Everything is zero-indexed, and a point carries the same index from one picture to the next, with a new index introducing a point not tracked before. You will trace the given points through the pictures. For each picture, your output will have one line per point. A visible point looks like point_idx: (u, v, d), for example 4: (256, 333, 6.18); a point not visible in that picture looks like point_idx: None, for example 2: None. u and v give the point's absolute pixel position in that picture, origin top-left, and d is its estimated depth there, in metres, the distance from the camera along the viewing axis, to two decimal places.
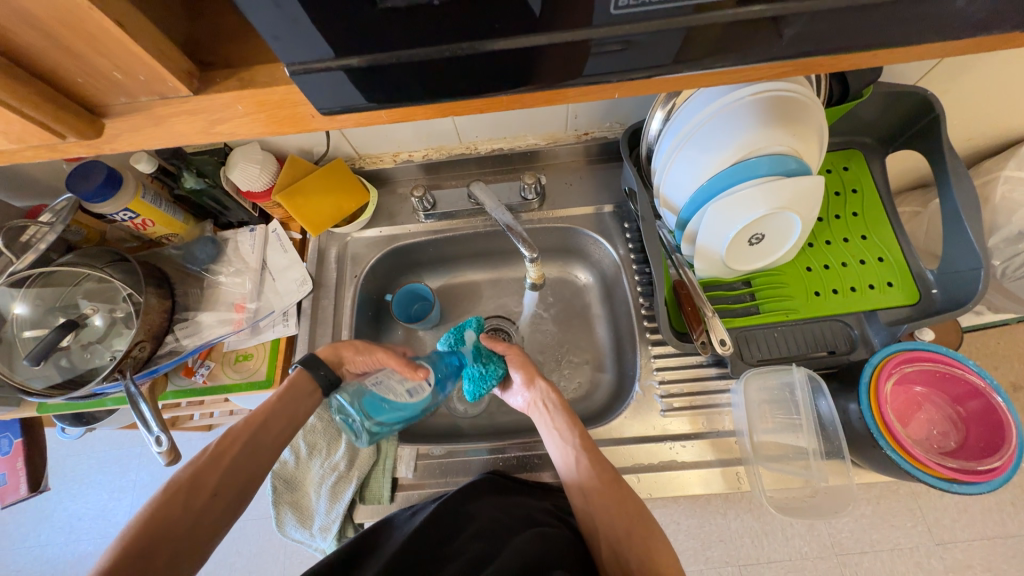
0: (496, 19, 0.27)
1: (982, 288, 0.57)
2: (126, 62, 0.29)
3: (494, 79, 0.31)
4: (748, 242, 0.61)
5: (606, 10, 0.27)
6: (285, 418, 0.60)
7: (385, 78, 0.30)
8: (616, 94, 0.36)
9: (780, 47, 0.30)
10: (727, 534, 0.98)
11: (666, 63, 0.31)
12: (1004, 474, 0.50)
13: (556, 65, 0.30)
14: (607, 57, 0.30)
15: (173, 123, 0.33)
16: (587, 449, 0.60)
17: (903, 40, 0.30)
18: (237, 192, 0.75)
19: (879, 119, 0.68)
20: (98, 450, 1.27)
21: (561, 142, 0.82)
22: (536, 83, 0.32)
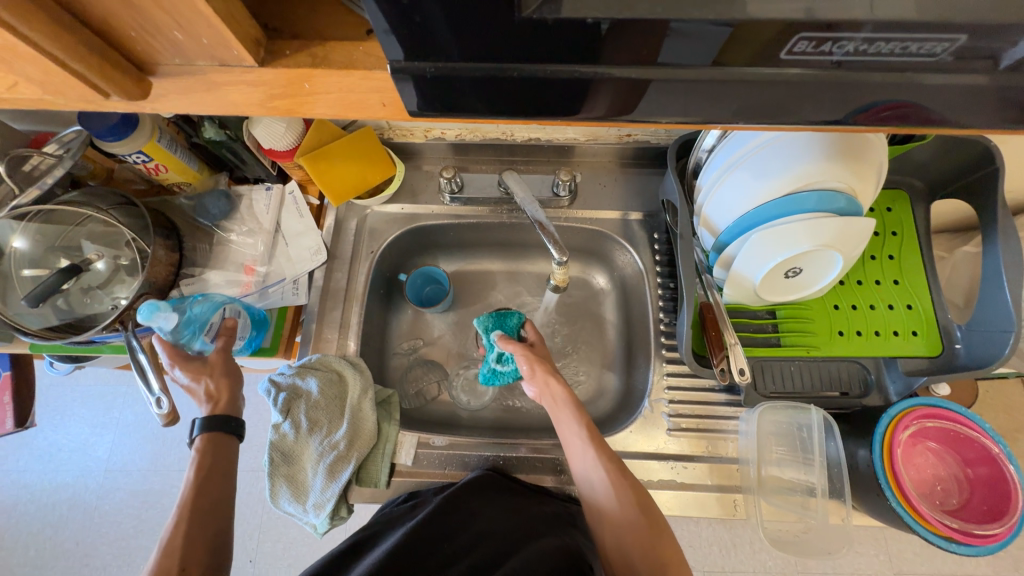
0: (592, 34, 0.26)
1: (1009, 353, 0.57)
2: (189, 23, 0.28)
3: (577, 93, 0.30)
4: (783, 274, 0.60)
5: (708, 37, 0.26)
6: (219, 484, 0.55)
7: (473, 85, 0.29)
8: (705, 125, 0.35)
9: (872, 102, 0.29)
10: (696, 540, 1.01)
11: (752, 102, 0.30)
12: (1002, 540, 0.51)
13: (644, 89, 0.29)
14: (699, 86, 0.29)
15: (226, 91, 0.32)
16: (597, 444, 0.59)
17: (995, 114, 0.29)
18: (258, 148, 0.71)
19: (933, 162, 0.67)
20: (85, 384, 1.26)
21: (600, 140, 0.79)
22: (617, 100, 0.31)
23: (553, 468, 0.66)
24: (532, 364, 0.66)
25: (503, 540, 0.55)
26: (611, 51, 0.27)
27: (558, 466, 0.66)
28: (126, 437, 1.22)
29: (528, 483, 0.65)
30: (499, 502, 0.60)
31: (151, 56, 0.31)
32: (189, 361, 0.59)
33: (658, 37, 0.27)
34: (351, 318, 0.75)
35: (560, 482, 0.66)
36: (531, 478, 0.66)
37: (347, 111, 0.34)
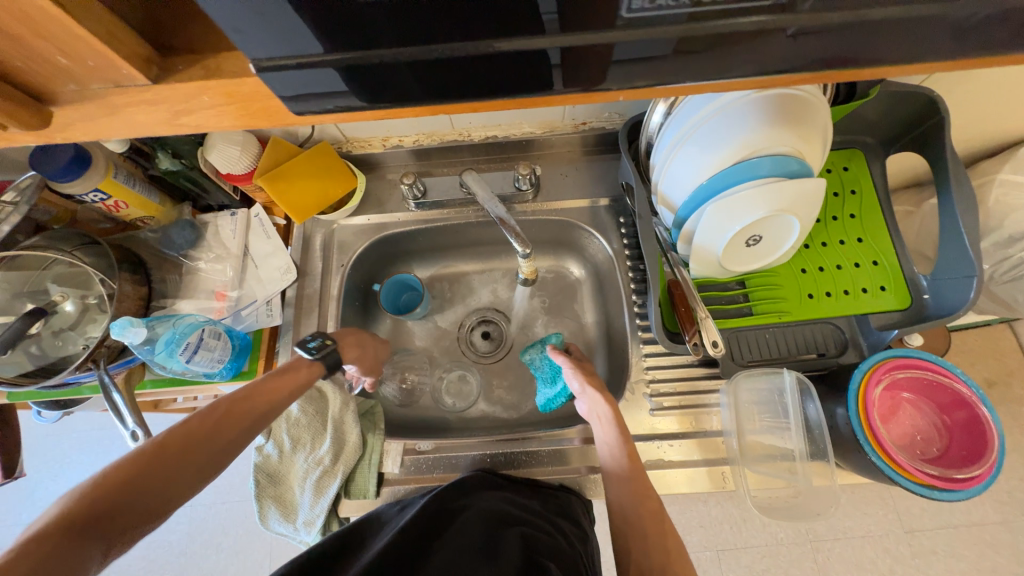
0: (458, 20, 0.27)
1: (974, 296, 0.57)
2: (70, 47, 0.29)
3: (471, 80, 0.31)
4: (744, 243, 0.60)
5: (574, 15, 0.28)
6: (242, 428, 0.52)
7: (371, 79, 0.30)
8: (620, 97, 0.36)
9: (749, 57, 0.30)
10: (707, 520, 1.03)
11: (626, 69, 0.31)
12: (981, 483, 0.51)
13: (528, 69, 0.31)
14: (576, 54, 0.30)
15: (128, 112, 0.34)
16: (645, 488, 0.58)
17: (880, 54, 0.31)
18: (217, 174, 0.71)
19: (882, 120, 0.68)
20: (78, 429, 1.25)
21: (557, 131, 0.79)
22: (492, 72, 0.31)
23: (542, 460, 0.67)
24: (580, 378, 0.66)
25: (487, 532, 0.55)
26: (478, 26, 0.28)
27: (546, 457, 0.67)
28: None
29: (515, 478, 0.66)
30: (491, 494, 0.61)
31: (47, 86, 0.33)
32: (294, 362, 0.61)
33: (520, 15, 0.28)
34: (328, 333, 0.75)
35: (552, 472, 0.67)
36: (519, 472, 0.67)
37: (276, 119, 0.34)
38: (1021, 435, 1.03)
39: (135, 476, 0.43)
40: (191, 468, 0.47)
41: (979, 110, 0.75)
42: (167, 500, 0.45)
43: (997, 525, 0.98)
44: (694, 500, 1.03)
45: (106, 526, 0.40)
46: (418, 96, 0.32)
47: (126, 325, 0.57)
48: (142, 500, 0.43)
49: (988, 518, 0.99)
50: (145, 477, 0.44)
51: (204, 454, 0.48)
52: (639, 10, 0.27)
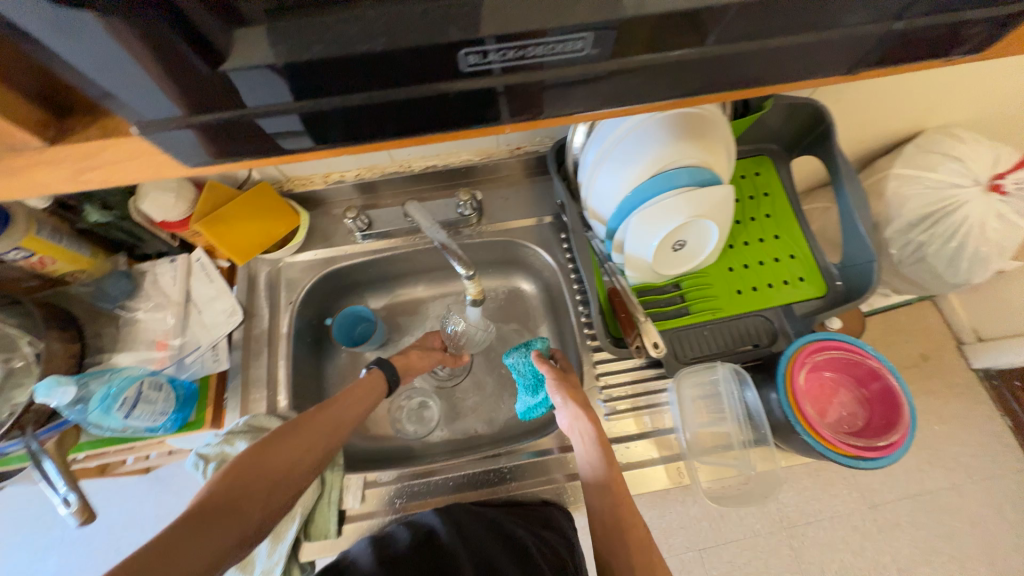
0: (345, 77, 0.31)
1: (876, 279, 0.64)
2: None
3: (380, 122, 0.36)
4: (671, 249, 0.65)
5: (458, 68, 0.32)
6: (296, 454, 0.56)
7: (284, 127, 0.34)
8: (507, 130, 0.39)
9: None
10: (686, 521, 0.95)
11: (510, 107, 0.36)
12: (898, 448, 0.56)
13: (421, 112, 0.35)
14: (454, 99, 0.34)
15: (31, 174, 0.34)
16: (626, 505, 0.58)
17: (728, 78, 0.35)
18: (151, 223, 0.71)
19: (783, 128, 0.75)
20: (14, 508, 1.14)
21: (495, 157, 0.83)
22: (388, 117, 0.35)
23: (515, 475, 0.68)
24: (563, 393, 0.65)
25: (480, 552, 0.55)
26: (356, 81, 0.32)
27: (513, 473, 0.68)
28: (74, 554, 1.11)
29: (506, 497, 0.67)
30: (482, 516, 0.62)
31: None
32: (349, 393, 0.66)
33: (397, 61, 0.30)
34: (279, 372, 0.74)
35: (538, 486, 0.68)
36: (496, 491, 0.67)
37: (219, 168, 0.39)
38: (956, 402, 1.08)
39: (234, 487, 0.51)
40: (284, 490, 0.54)
41: (865, 114, 0.84)
42: (242, 519, 0.50)
43: (948, 490, 0.99)
44: (672, 502, 0.94)
45: (192, 541, 0.45)
46: (332, 135, 0.36)
47: (51, 385, 0.55)
48: (221, 518, 0.48)
49: (951, 482, 1.00)
50: (222, 498, 0.50)
51: (266, 472, 0.53)
52: (476, 65, 0.32)
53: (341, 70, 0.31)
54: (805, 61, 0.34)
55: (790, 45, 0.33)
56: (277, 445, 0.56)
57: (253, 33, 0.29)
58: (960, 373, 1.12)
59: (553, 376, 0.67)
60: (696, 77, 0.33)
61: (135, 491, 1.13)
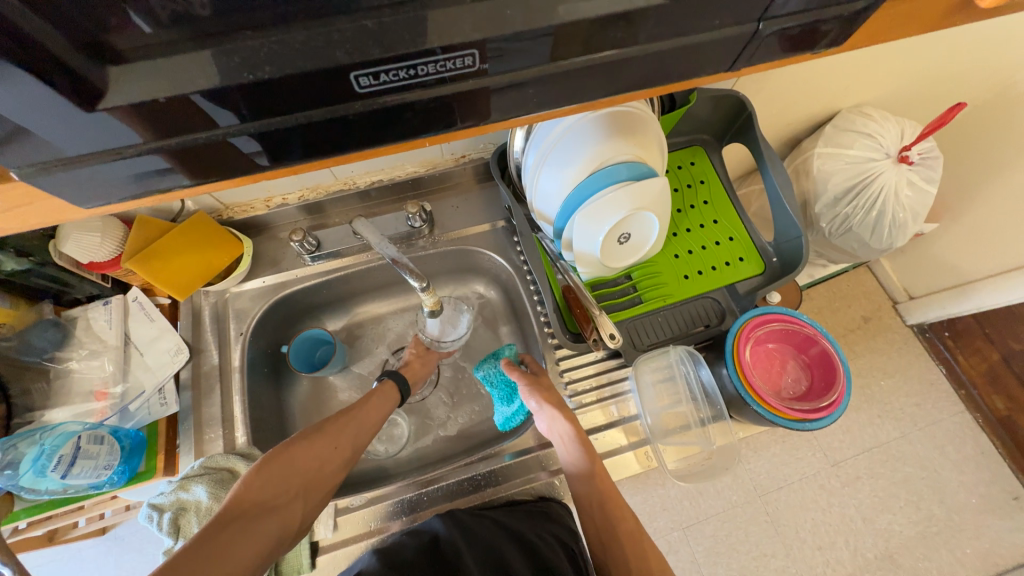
0: (241, 102, 0.29)
1: (805, 253, 0.69)
2: None
3: (290, 146, 0.33)
4: (617, 241, 0.68)
5: (354, 89, 0.30)
6: (319, 460, 0.57)
7: (178, 163, 0.31)
8: (426, 143, 0.38)
9: (537, 102, 0.34)
10: (669, 502, 0.98)
11: (427, 122, 0.33)
12: (838, 406, 0.60)
13: (334, 134, 0.32)
14: (362, 120, 0.32)
15: None
16: (613, 498, 0.60)
17: (649, 81, 0.35)
18: (76, 266, 0.66)
19: (710, 119, 0.79)
20: None
21: (441, 166, 0.83)
22: (296, 141, 0.32)
23: (492, 480, 0.68)
24: (536, 396, 0.66)
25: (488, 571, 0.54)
26: (248, 111, 0.29)
27: (488, 480, 0.68)
28: None
29: (493, 501, 0.67)
30: (484, 528, 0.60)
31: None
32: (372, 399, 0.67)
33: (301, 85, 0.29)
34: (234, 408, 0.71)
35: (520, 487, 0.68)
36: (473, 498, 0.67)
37: (125, 205, 0.35)
38: (898, 356, 1.17)
39: (270, 484, 0.53)
40: (314, 490, 0.56)
41: (784, 100, 0.90)
42: (268, 524, 0.50)
43: (899, 439, 1.07)
44: (653, 486, 0.97)
45: (227, 542, 0.46)
46: (243, 165, 0.33)
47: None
48: (252, 522, 0.49)
49: (898, 434, 1.08)
50: (250, 504, 0.51)
51: (292, 478, 0.54)
52: (372, 85, 0.30)
53: (233, 100, 0.29)
54: (715, 60, 0.35)
55: (700, 45, 0.33)
56: (301, 450, 0.57)
57: (129, 70, 0.27)
58: (898, 329, 1.21)
59: (525, 382, 0.68)
60: (607, 83, 0.34)
61: (93, 554, 1.05)
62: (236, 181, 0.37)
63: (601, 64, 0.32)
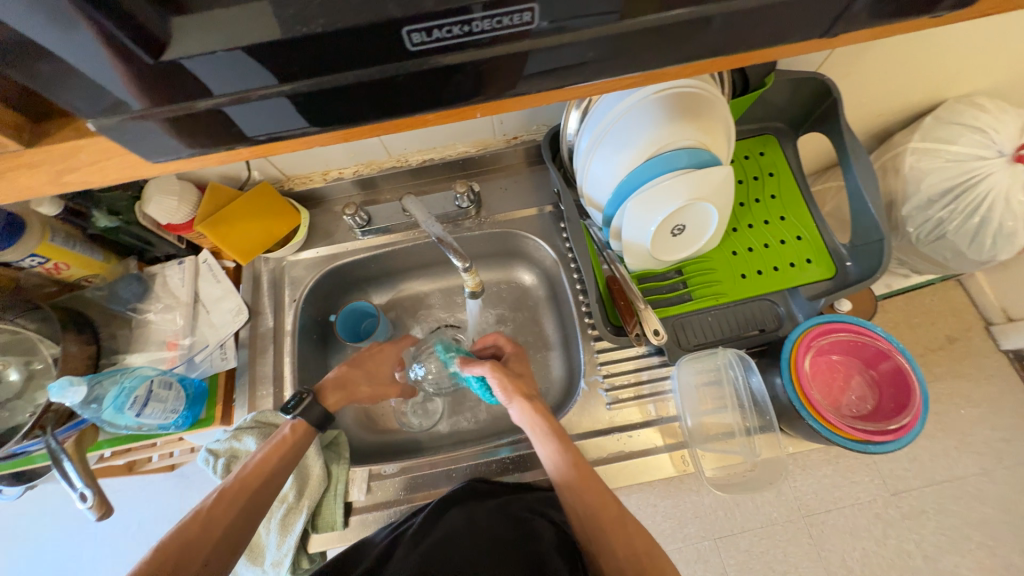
0: (295, 60, 0.28)
1: (885, 258, 0.61)
2: None
3: (341, 109, 0.32)
4: (670, 233, 0.64)
5: (405, 47, 0.29)
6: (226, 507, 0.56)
7: (239, 122, 0.32)
8: (478, 114, 0.36)
9: (602, 69, 0.32)
10: (702, 510, 0.93)
11: (484, 86, 0.32)
12: (910, 431, 0.54)
13: (385, 99, 0.32)
14: (414, 81, 0.31)
15: (15, 177, 0.34)
16: (596, 489, 0.57)
17: (729, 48, 0.32)
18: (157, 227, 0.72)
19: (789, 105, 0.72)
20: (45, 507, 1.19)
21: (492, 147, 0.82)
22: (348, 103, 0.32)
23: (515, 467, 0.68)
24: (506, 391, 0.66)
25: (482, 561, 0.57)
26: (300, 69, 0.29)
27: (515, 465, 0.68)
28: (104, 549, 1.15)
29: (518, 485, 0.67)
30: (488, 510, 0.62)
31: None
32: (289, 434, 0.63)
33: (358, 39, 0.28)
34: (284, 369, 0.75)
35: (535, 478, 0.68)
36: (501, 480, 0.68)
37: (191, 162, 0.36)
38: (987, 386, 1.04)
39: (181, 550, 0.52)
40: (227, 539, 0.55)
41: (877, 86, 0.80)
42: None
43: (978, 476, 0.96)
44: (686, 492, 0.93)
45: None
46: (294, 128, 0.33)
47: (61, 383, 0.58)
48: None
49: (972, 471, 0.97)
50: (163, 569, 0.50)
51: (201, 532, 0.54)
52: (421, 44, 0.29)
53: (287, 57, 0.28)
54: (810, 21, 0.31)
55: (792, 3, 0.30)
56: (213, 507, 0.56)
57: (192, 20, 0.26)
58: (989, 355, 1.07)
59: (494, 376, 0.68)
60: (683, 46, 0.31)
61: (161, 487, 1.18)
62: (294, 147, 0.37)
63: (676, 25, 0.30)
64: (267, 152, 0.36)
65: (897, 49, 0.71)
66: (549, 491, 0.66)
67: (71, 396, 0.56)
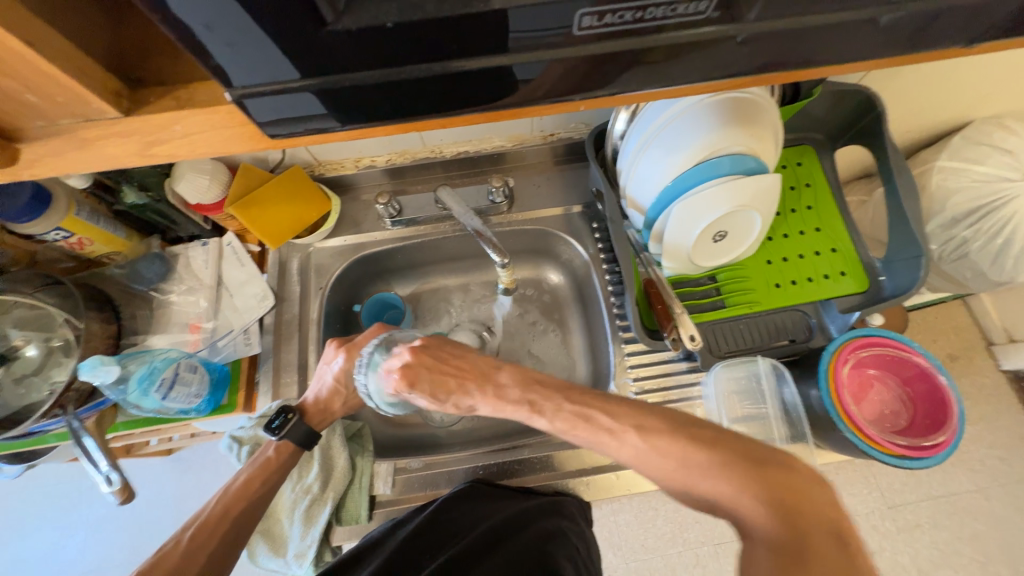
0: (453, 40, 0.28)
1: (923, 275, 0.60)
2: (39, 84, 0.29)
3: (449, 99, 0.31)
4: (711, 239, 0.64)
5: (567, 28, 0.28)
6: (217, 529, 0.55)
7: (357, 103, 0.30)
8: (581, 108, 0.36)
9: (705, 70, 0.32)
10: (703, 516, 0.99)
11: (574, 79, 0.31)
12: (946, 448, 0.55)
13: (437, 95, 0.30)
14: (464, 80, 0.30)
15: (98, 145, 0.33)
16: (633, 417, 0.49)
17: (820, 58, 0.32)
18: (185, 205, 0.70)
19: (829, 116, 0.72)
20: (40, 486, 1.16)
21: (527, 143, 0.82)
22: (391, 99, 0.30)
23: (534, 468, 0.67)
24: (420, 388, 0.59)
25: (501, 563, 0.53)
26: (460, 47, 0.28)
27: (540, 464, 0.67)
28: (98, 532, 1.13)
29: (539, 488, 0.66)
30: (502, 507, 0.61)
31: (13, 122, 0.32)
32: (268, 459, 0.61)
33: (507, 19, 0.27)
34: (309, 358, 0.74)
35: (545, 480, 0.67)
36: (526, 480, 0.67)
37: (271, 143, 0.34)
38: (984, 404, 1.06)
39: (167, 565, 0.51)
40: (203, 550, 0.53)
41: (912, 104, 0.80)
42: None
43: (972, 493, 1.00)
44: None
45: None
46: (410, 111, 0.32)
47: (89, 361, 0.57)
48: None
49: (965, 488, 1.00)
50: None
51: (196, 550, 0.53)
52: (590, 29, 0.28)
53: (443, 33, 0.27)
54: (920, 39, 0.31)
55: (917, 15, 0.29)
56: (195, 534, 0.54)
57: None
58: (987, 374, 1.09)
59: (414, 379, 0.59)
60: (795, 50, 0.31)
61: (161, 471, 1.16)
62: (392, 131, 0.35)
63: (790, 31, 0.29)
64: (364, 135, 0.35)
65: (940, 67, 0.70)
66: (550, 499, 0.62)
67: (102, 374, 0.56)
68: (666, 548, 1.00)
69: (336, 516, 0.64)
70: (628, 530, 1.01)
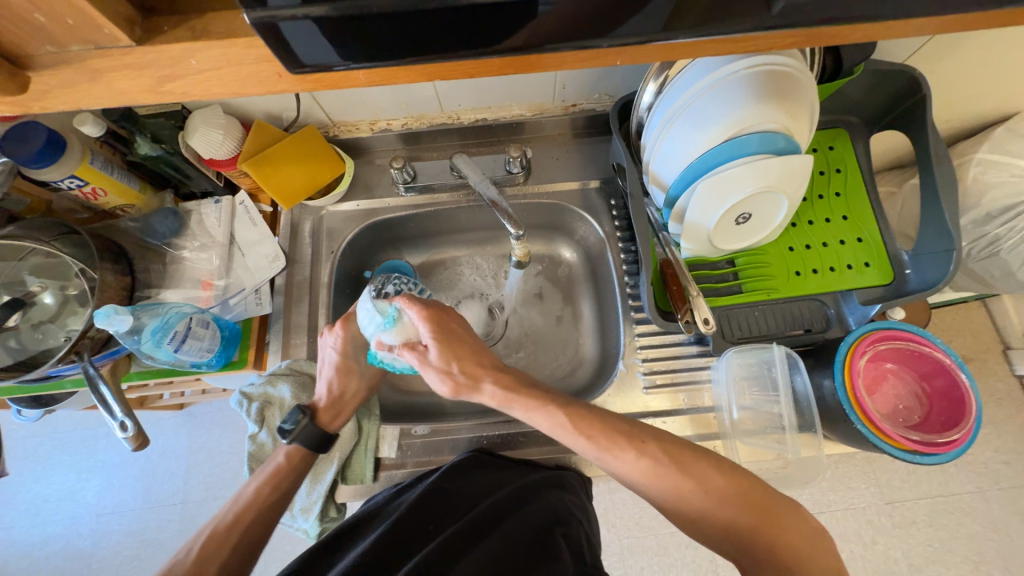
0: None
1: (953, 269, 0.58)
2: (50, 4, 0.28)
3: (471, 36, 0.29)
4: (734, 221, 0.61)
5: None
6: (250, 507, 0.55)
7: (369, 34, 0.28)
8: (616, 62, 0.34)
9: (748, 20, 0.30)
10: None
11: (608, 24, 0.29)
12: (959, 447, 0.54)
13: (457, 29, 0.28)
14: (486, 15, 0.28)
15: (110, 78, 0.32)
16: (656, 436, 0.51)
17: (878, 10, 0.29)
18: (199, 160, 0.69)
19: (867, 98, 0.68)
20: (61, 430, 1.21)
21: (548, 113, 0.79)
22: (408, 35, 0.28)
23: (537, 441, 0.68)
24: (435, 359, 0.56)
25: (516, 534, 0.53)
26: None
27: (542, 437, 0.68)
28: (114, 479, 1.17)
29: (542, 461, 0.67)
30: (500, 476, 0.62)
31: (21, 47, 0.31)
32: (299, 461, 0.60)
33: None
34: (319, 321, 0.74)
35: (546, 453, 0.67)
36: (529, 452, 0.67)
37: (288, 85, 0.33)
38: (995, 408, 1.05)
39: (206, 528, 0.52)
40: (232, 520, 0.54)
41: (956, 89, 0.75)
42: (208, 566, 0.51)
43: (973, 494, 0.99)
44: None
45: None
46: (430, 48, 0.30)
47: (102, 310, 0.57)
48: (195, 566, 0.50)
49: (965, 488, 1.00)
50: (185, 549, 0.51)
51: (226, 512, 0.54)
52: None
53: None
54: None
55: None
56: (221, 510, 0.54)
57: None
58: (1000, 378, 1.07)
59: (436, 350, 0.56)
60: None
61: (172, 424, 1.20)
62: (410, 77, 0.34)
63: None
64: (381, 80, 0.34)
65: (992, 48, 0.66)
66: (549, 472, 0.63)
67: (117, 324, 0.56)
68: (660, 528, 1.02)
69: (342, 476, 0.65)
70: (624, 509, 1.03)
